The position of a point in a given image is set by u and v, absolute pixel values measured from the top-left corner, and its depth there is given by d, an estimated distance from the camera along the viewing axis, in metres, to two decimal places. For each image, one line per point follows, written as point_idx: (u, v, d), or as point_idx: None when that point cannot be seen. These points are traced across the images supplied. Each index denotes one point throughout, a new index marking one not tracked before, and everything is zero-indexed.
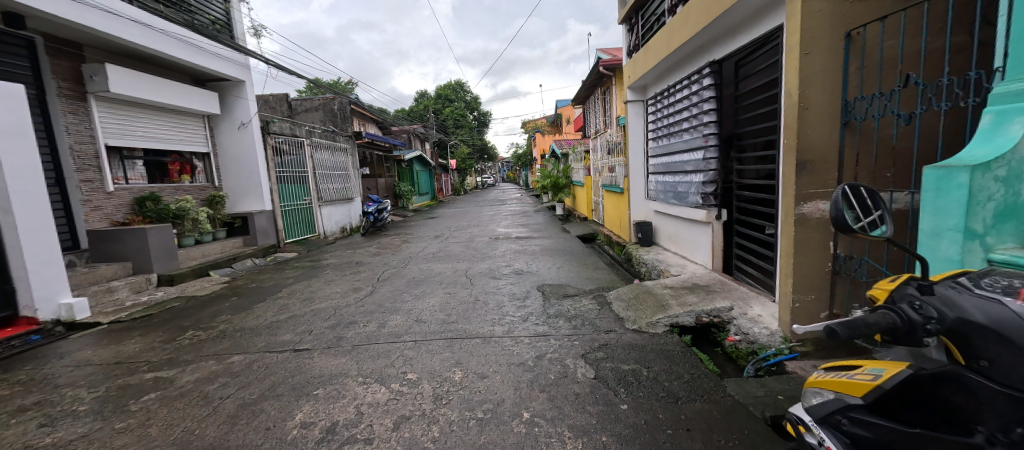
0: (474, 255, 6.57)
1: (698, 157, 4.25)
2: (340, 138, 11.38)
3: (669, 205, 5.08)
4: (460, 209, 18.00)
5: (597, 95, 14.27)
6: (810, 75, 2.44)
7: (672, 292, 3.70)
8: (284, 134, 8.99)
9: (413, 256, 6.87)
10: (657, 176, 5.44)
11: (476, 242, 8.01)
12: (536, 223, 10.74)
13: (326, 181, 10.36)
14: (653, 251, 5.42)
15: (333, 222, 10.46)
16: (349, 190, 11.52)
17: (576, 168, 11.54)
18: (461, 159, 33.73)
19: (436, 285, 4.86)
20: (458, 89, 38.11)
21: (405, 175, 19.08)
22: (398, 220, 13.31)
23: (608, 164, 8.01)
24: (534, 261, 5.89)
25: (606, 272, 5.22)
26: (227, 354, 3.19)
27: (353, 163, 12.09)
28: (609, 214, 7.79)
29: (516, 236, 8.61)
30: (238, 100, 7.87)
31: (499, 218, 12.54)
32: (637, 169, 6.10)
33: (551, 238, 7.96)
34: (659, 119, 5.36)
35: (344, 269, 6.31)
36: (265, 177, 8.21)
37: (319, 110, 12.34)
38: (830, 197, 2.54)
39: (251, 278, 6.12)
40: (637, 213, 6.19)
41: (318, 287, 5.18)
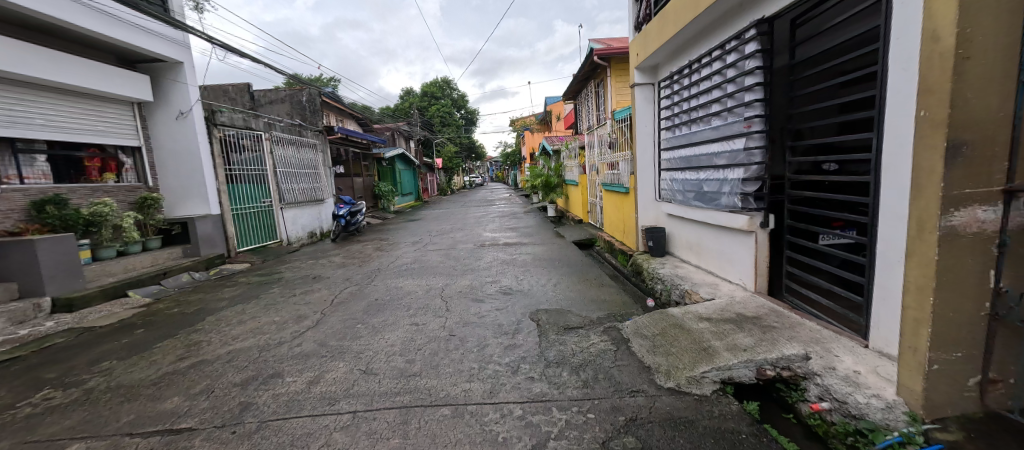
0: (454, 268, 5.53)
1: (736, 147, 3.32)
2: (307, 132, 10.20)
3: (690, 208, 4.15)
4: (445, 210, 16.90)
5: (590, 89, 13.40)
6: (975, 1, 1.50)
7: (713, 328, 2.73)
8: (236, 127, 7.76)
9: (383, 269, 5.80)
10: (673, 173, 4.51)
11: (458, 250, 6.95)
12: (527, 226, 9.76)
13: (290, 181, 9.19)
14: (668, 264, 4.49)
15: (299, 226, 9.30)
16: (319, 190, 10.36)
17: (569, 166, 10.60)
18: (448, 158, 32.59)
19: (402, 311, 3.82)
20: (444, 87, 36.98)
21: (386, 174, 17.92)
22: (375, 224, 12.18)
23: (607, 160, 7.06)
24: (526, 276, 4.88)
25: (614, 290, 4.24)
26: (67, 440, 2.11)
27: (324, 161, 10.93)
28: (607, 217, 6.86)
29: (504, 242, 7.60)
30: (174, 85, 6.71)
31: (486, 221, 11.52)
32: (645, 165, 5.15)
33: (544, 246, 6.95)
34: (675, 104, 4.43)
35: (295, 286, 5.20)
36: (210, 176, 7.04)
37: (286, 102, 11.15)
38: (998, 201, 1.60)
39: (179, 299, 4.99)
40: (646, 217, 5.25)
41: (252, 313, 4.08)
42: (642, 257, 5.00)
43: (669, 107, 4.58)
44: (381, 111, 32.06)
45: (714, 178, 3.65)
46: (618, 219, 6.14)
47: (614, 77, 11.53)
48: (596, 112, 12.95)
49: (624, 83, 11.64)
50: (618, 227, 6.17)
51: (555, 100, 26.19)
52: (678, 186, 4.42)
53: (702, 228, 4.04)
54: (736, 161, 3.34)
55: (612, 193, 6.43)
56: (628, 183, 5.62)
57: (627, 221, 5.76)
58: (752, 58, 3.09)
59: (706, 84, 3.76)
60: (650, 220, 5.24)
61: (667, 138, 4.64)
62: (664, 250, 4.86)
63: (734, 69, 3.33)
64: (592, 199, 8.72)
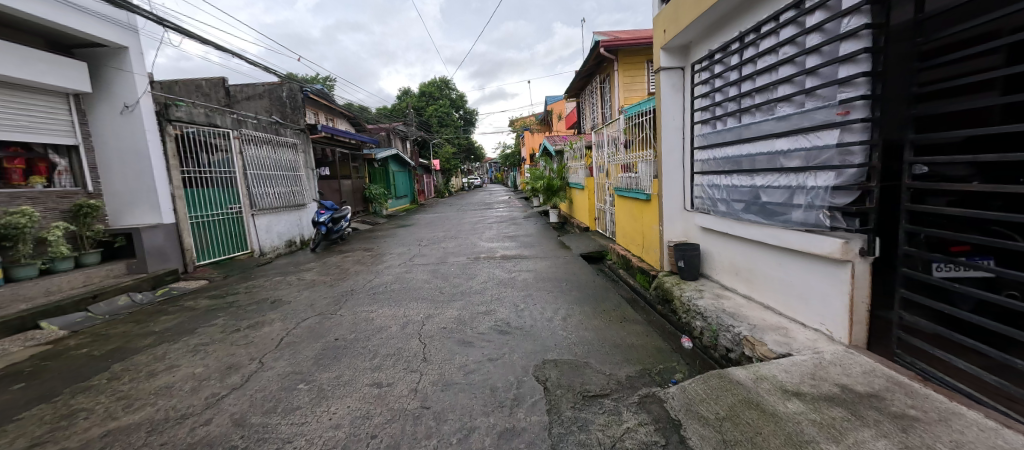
0: (441, 291, 4.59)
1: (821, 144, 2.39)
2: (285, 130, 9.26)
3: (739, 223, 3.22)
4: (441, 214, 15.96)
5: (594, 85, 12.58)
6: None
7: (815, 416, 1.78)
8: (197, 123, 6.82)
9: (357, 291, 4.84)
10: (713, 177, 3.58)
11: (449, 265, 6.00)
12: (527, 234, 8.82)
13: (264, 184, 8.26)
14: (705, 291, 3.57)
15: (275, 235, 8.37)
16: (299, 194, 9.42)
17: (574, 167, 9.67)
18: (445, 159, 31.68)
19: (365, 361, 2.88)
20: (442, 86, 36.08)
21: (378, 176, 16.96)
22: (363, 230, 11.25)
23: (618, 161, 6.15)
24: (528, 305, 3.94)
25: (641, 328, 3.30)
26: None
27: (306, 162, 10.00)
28: (620, 227, 5.95)
29: (501, 255, 6.66)
30: (118, 74, 5.77)
31: (483, 227, 10.57)
32: (672, 167, 4.24)
33: (549, 260, 6.00)
34: (713, 89, 3.51)
35: (244, 315, 4.23)
36: (163, 179, 6.10)
37: (265, 98, 10.21)
38: None
39: (100, 332, 4.03)
40: (673, 231, 4.33)
41: (172, 361, 3.12)
42: (670, 280, 4.08)
43: (705, 94, 3.66)
44: (377, 111, 31.10)
45: (782, 184, 2.72)
46: (636, 230, 5.22)
47: (621, 72, 10.75)
48: (600, 110, 12.15)
49: (632, 77, 10.82)
50: (636, 239, 5.25)
51: (556, 100, 25.33)
52: (719, 193, 3.51)
53: (756, 249, 3.11)
54: (820, 162, 2.42)
55: (627, 199, 5.50)
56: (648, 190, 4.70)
57: (646, 234, 4.84)
58: (855, 15, 2.15)
59: (767, 60, 2.83)
60: (679, 235, 4.32)
61: (704, 133, 3.72)
62: (697, 272, 3.94)
63: (819, 34, 2.38)
64: (601, 204, 7.80)
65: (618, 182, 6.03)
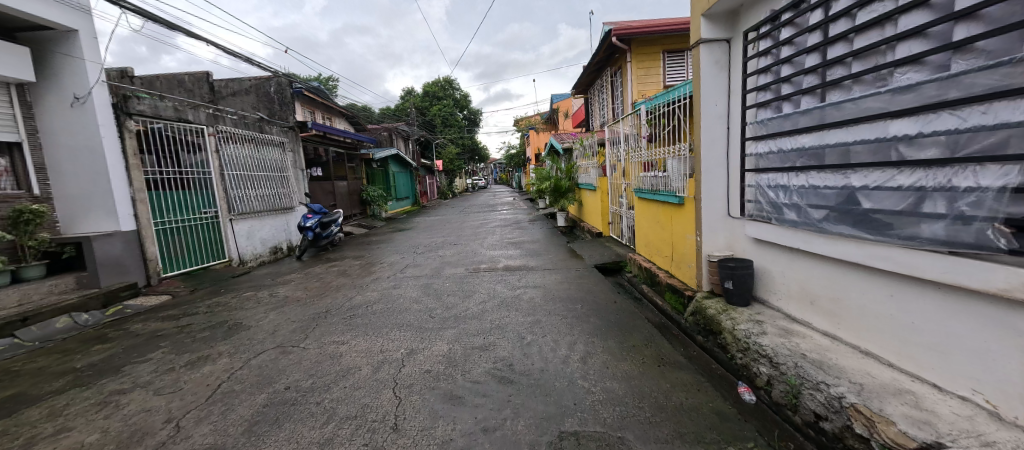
0: (431, 315, 3.80)
1: (987, 123, 1.58)
2: (271, 128, 8.56)
3: (820, 238, 2.40)
4: (443, 217, 15.18)
5: (604, 79, 11.75)
6: None
7: None
8: (163, 118, 6.10)
9: (331, 313, 4.06)
10: (776, 176, 2.76)
11: (444, 278, 5.20)
12: (534, 240, 8.00)
13: (245, 186, 7.54)
14: (765, 323, 2.74)
15: (257, 241, 7.65)
16: (286, 197, 8.70)
17: (584, 167, 8.83)
18: (448, 160, 30.99)
19: (313, 430, 2.09)
20: (446, 86, 35.35)
21: (377, 178, 16.21)
22: (357, 236, 10.50)
23: (638, 158, 5.34)
24: (537, 337, 3.13)
25: (687, 376, 2.48)
26: None
27: (295, 162, 9.29)
28: (642, 234, 5.13)
29: (505, 265, 5.86)
30: (68, 61, 5.06)
31: (485, 232, 9.76)
32: (715, 163, 3.42)
33: (560, 272, 5.18)
34: (775, 60, 2.70)
35: (189, 346, 3.47)
36: (121, 180, 5.37)
37: (251, 94, 9.49)
38: None
39: (12, 369, 3.29)
40: (715, 243, 3.51)
41: (64, 422, 2.35)
42: (712, 304, 3.26)
43: (762, 69, 2.84)
44: (379, 111, 30.44)
45: (904, 184, 1.91)
46: (663, 238, 4.41)
47: (634, 63, 9.90)
48: (611, 105, 11.31)
49: (647, 70, 9.95)
50: (663, 250, 4.44)
51: (562, 99, 24.51)
52: (784, 195, 2.69)
53: (849, 272, 2.28)
54: (980, 151, 1.61)
55: (652, 202, 4.69)
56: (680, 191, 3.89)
57: (679, 244, 4.02)
58: None
59: (874, 9, 2.01)
60: (723, 247, 3.49)
61: (760, 118, 2.91)
62: (750, 296, 3.10)
63: None
64: (617, 207, 6.97)
65: (640, 183, 5.21)
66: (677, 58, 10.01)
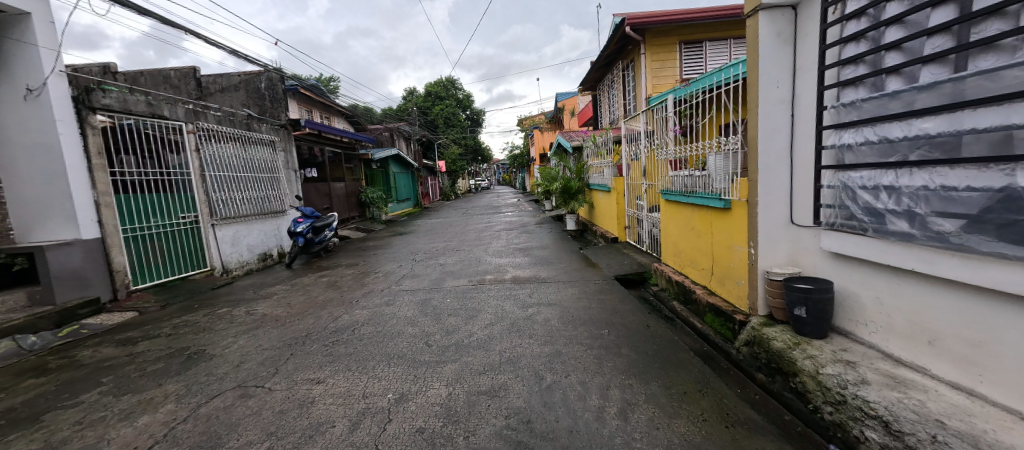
0: (428, 343, 3.17)
1: None
2: (261, 125, 7.99)
3: (952, 258, 1.77)
4: (446, 219, 14.57)
5: (615, 74, 11.09)
6: None
7: None
8: (136, 113, 5.53)
9: (311, 338, 3.43)
10: (873, 174, 2.14)
11: (445, 293, 4.57)
12: (543, 246, 7.35)
13: (231, 189, 6.97)
14: (860, 367, 2.11)
15: (243, 248, 7.06)
16: (277, 200, 8.12)
17: (596, 166, 8.19)
18: (451, 160, 30.45)
19: None
20: (449, 85, 34.77)
21: (377, 179, 15.62)
22: (354, 241, 9.90)
23: (664, 155, 4.71)
24: (559, 377, 2.49)
25: (767, 444, 1.85)
26: None
27: (287, 162, 8.70)
28: (670, 241, 4.52)
29: (513, 276, 5.22)
30: (20, 48, 4.48)
31: (490, 236, 9.12)
32: (776, 159, 2.81)
33: (576, 286, 4.54)
34: (874, 23, 2.08)
35: (134, 383, 2.86)
36: (83, 182, 4.77)
37: (241, 89, 8.91)
38: None
39: None
40: (774, 257, 2.88)
41: None
42: (776, 334, 2.63)
43: (851, 37, 2.21)
44: (381, 110, 29.90)
45: None
46: (700, 248, 3.79)
47: (648, 55, 9.24)
48: (623, 101, 10.65)
49: (662, 62, 9.28)
50: (699, 262, 3.81)
51: (567, 97, 23.83)
52: (887, 199, 2.07)
53: (1003, 307, 1.65)
54: None
55: (684, 205, 4.07)
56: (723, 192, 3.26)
57: (722, 256, 3.40)
58: None
59: None
60: (783, 263, 2.86)
61: (844, 100, 2.29)
62: (828, 326, 2.47)
63: None
64: (635, 211, 6.33)
65: (667, 185, 4.58)
66: (695, 49, 9.30)
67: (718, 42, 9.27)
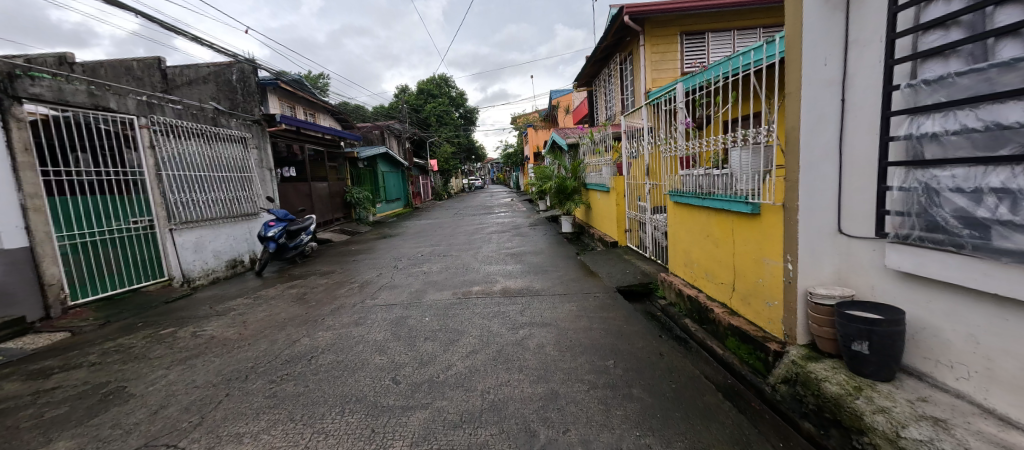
0: (395, 380, 2.60)
1: None
2: (230, 120, 7.34)
3: None
4: (436, 221, 13.96)
5: (612, 68, 10.55)
6: None
7: None
8: (74, 104, 4.88)
9: (257, 371, 2.85)
10: (975, 172, 1.61)
11: (425, 309, 4.01)
12: (537, 251, 6.79)
13: (194, 190, 6.33)
14: (957, 429, 1.58)
15: (208, 255, 6.42)
16: (248, 201, 7.48)
17: (593, 165, 7.65)
18: (444, 159, 29.83)
19: None
20: (442, 83, 34.06)
21: (364, 178, 14.96)
22: (336, 245, 9.27)
23: (670, 152, 4.18)
24: (555, 434, 1.94)
25: None
26: None
27: (260, 160, 8.06)
28: (679, 248, 3.99)
29: (503, 288, 4.65)
30: None
31: (481, 239, 8.54)
32: (821, 155, 2.28)
33: (574, 300, 3.99)
34: None
35: (18, 438, 2.25)
36: (3, 184, 4.12)
37: (210, 82, 8.26)
38: None
39: None
40: (816, 274, 2.36)
41: None
42: (826, 374, 2.10)
43: None
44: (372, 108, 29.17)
45: None
46: (717, 259, 3.27)
47: (648, 47, 8.72)
48: (620, 97, 10.12)
49: (663, 54, 8.76)
50: (717, 275, 3.29)
51: (562, 95, 23.29)
52: (996, 205, 1.55)
53: None
54: None
55: (697, 209, 3.55)
56: (749, 193, 2.73)
57: (747, 270, 2.87)
58: None
59: None
60: (828, 281, 2.34)
61: (926, 77, 1.77)
62: (896, 367, 1.94)
63: None
64: (637, 213, 5.81)
65: (675, 185, 4.05)
66: (697, 40, 8.77)
67: (721, 33, 8.73)
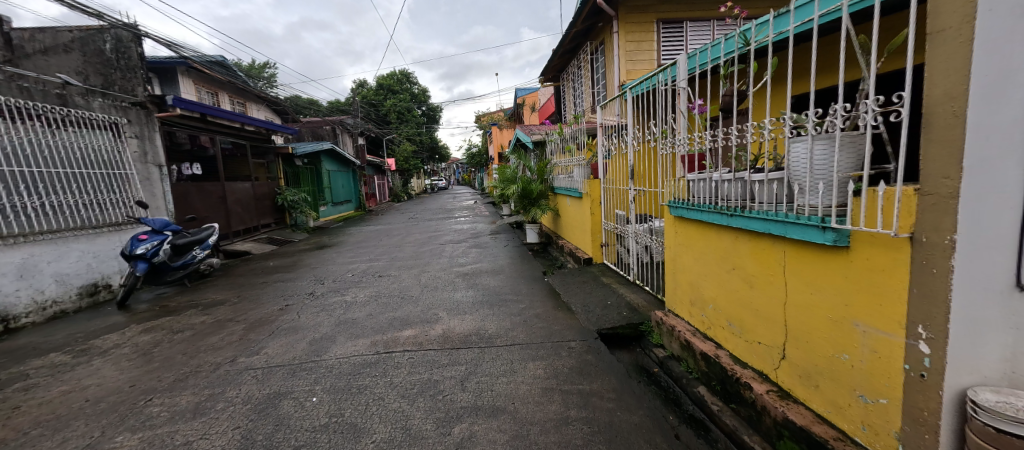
0: None
1: None
2: (92, 100, 5.65)
3: None
4: (387, 227, 12.42)
5: (582, 59, 9.53)
6: None
7: None
8: None
9: None
10: None
11: (317, 377, 2.65)
12: (495, 269, 5.56)
13: (18, 192, 4.60)
14: None
15: (45, 280, 4.72)
16: (119, 207, 5.75)
17: (562, 165, 6.55)
18: (403, 158, 27.96)
19: None
20: (402, 79, 32.18)
21: (304, 178, 13.13)
22: (253, 259, 7.60)
23: (665, 147, 3.16)
24: None
25: None
26: None
27: (140, 153, 6.32)
28: (683, 279, 2.91)
29: (443, 331, 3.39)
30: None
31: (431, 252, 7.20)
32: None
33: (541, 358, 2.78)
34: None
35: None
36: None
37: (75, 51, 6.33)
38: None
39: None
40: None
41: None
42: None
43: None
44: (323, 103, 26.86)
45: None
46: (752, 306, 2.19)
47: (621, 35, 7.76)
48: (591, 91, 9.12)
49: (638, 43, 7.83)
50: (750, 330, 2.20)
51: (527, 93, 22.30)
52: None
53: None
54: None
55: (714, 228, 2.45)
56: (820, 212, 1.65)
57: (812, 334, 1.80)
58: None
59: None
60: None
61: None
62: None
63: None
64: (616, 224, 4.78)
65: (674, 192, 2.99)
66: (674, 29, 7.90)
67: (700, 22, 7.91)
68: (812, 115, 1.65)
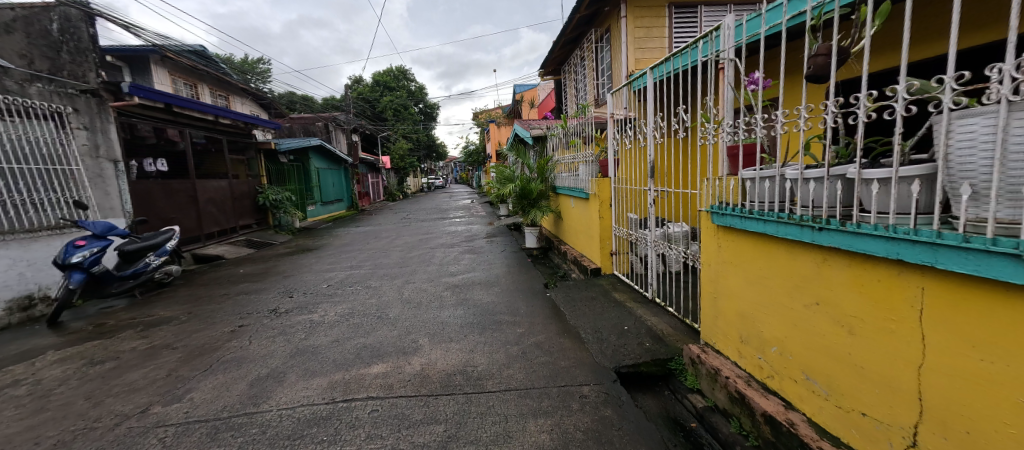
0: None
1: None
2: (29, 85, 4.93)
3: None
4: (378, 227, 11.71)
5: (586, 49, 8.85)
6: None
7: None
8: None
9: None
10: None
11: (243, 443, 1.96)
12: (490, 280, 4.87)
13: None
14: None
15: None
16: (60, 208, 5.03)
17: (564, 162, 5.87)
18: (399, 157, 27.21)
19: None
20: (399, 76, 31.42)
21: (290, 176, 12.40)
22: (224, 265, 6.89)
23: (703, 136, 2.51)
24: None
25: None
26: None
27: (90, 147, 5.61)
28: (727, 306, 2.25)
29: (423, 366, 2.70)
30: None
31: (420, 257, 6.50)
32: None
33: (545, 413, 2.10)
34: None
35: None
36: None
37: (18, 32, 5.28)
38: None
39: None
40: None
41: None
42: None
43: None
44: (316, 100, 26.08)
45: None
46: (849, 359, 1.53)
47: (630, 20, 7.07)
48: (595, 83, 8.44)
49: (648, 30, 7.15)
50: (846, 393, 1.55)
51: (527, 89, 21.63)
52: None
53: None
54: None
55: (782, 245, 1.78)
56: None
57: (981, 425, 1.14)
58: None
59: None
60: None
61: None
62: None
63: None
64: (629, 230, 4.11)
65: (710, 193, 2.33)
66: (687, 14, 7.24)
67: (715, 7, 7.24)
68: (1006, 70, 0.98)
